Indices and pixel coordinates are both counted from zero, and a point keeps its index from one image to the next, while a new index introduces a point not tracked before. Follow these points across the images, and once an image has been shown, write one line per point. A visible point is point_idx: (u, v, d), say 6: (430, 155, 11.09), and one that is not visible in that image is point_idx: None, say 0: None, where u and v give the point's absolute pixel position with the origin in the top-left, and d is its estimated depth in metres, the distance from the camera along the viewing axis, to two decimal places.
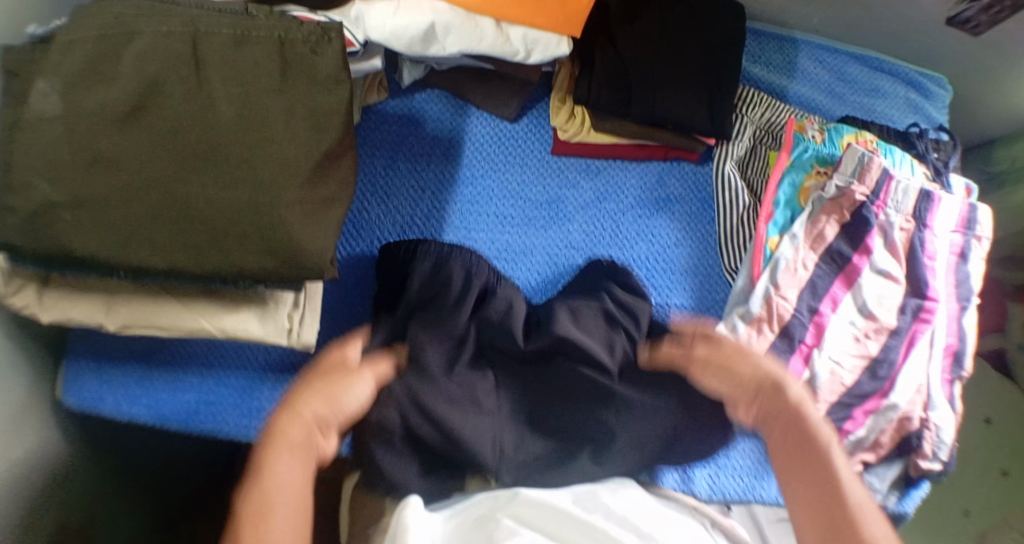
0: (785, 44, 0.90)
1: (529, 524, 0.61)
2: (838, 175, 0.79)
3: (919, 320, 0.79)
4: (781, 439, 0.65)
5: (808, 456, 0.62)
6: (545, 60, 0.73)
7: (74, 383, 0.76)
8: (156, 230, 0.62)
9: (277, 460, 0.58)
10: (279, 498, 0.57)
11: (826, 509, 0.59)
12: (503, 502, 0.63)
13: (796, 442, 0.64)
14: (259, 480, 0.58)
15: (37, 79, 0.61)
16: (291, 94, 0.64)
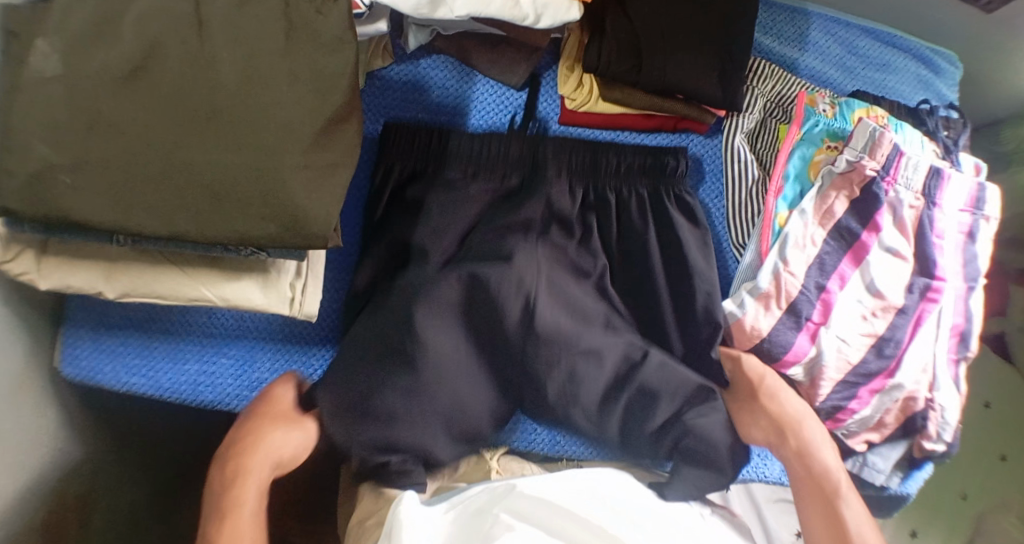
0: (797, 16, 0.87)
1: (527, 517, 0.65)
2: (849, 150, 0.77)
3: (926, 300, 0.78)
4: (801, 474, 0.70)
5: (826, 493, 0.68)
6: (555, 25, 0.70)
7: (71, 351, 0.75)
8: (157, 195, 0.60)
9: (244, 493, 0.63)
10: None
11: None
12: (501, 493, 0.66)
13: (809, 478, 0.69)
14: (222, 520, 0.61)
15: (36, 38, 0.59)
16: (295, 56, 0.62)
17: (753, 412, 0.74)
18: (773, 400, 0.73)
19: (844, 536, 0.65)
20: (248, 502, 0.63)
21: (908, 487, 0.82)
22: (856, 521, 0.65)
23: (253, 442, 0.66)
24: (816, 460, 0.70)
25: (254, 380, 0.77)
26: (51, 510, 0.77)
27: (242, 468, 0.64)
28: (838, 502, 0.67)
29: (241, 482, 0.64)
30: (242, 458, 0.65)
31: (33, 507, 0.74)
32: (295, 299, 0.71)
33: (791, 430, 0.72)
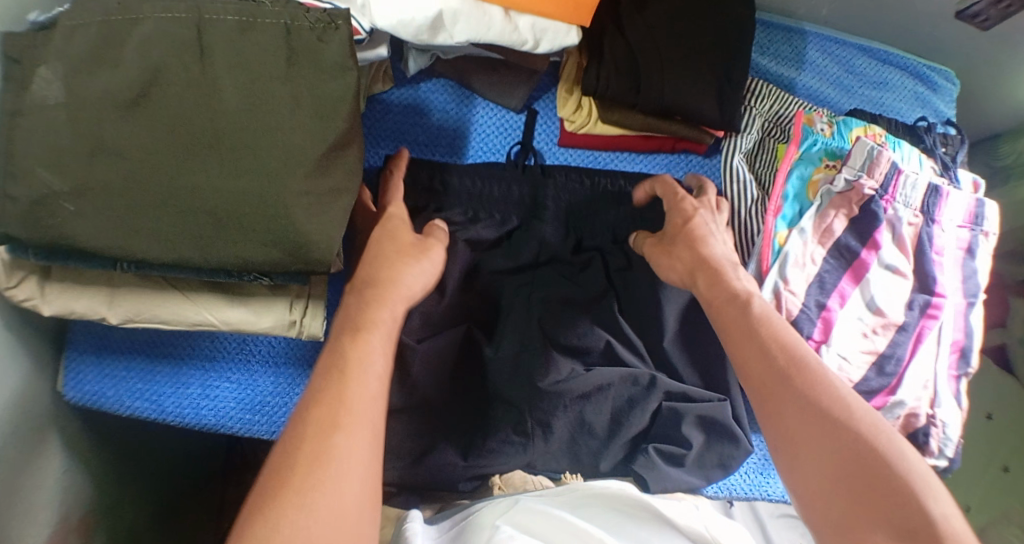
0: (793, 34, 0.87)
1: (527, 528, 0.64)
2: (847, 169, 0.77)
3: (926, 317, 0.78)
4: (719, 311, 0.66)
5: (749, 323, 0.63)
6: (553, 50, 0.71)
7: (74, 375, 0.75)
8: (160, 221, 0.61)
9: (378, 315, 0.59)
10: (356, 387, 0.53)
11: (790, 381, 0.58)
12: (502, 509, 0.67)
13: (727, 310, 0.65)
14: (337, 376, 0.53)
15: (39, 65, 0.60)
16: (296, 82, 0.63)
17: (676, 248, 0.73)
18: (688, 243, 0.72)
19: (770, 351, 0.60)
20: (378, 330, 0.58)
21: None
22: (785, 336, 0.61)
23: (381, 292, 0.62)
24: (727, 289, 0.67)
25: (257, 404, 0.77)
26: (55, 532, 0.77)
27: (371, 316, 0.59)
28: (763, 324, 0.62)
29: (376, 305, 0.60)
30: (373, 304, 0.60)
31: (37, 528, 0.74)
32: (296, 321, 0.70)
33: (708, 267, 0.70)
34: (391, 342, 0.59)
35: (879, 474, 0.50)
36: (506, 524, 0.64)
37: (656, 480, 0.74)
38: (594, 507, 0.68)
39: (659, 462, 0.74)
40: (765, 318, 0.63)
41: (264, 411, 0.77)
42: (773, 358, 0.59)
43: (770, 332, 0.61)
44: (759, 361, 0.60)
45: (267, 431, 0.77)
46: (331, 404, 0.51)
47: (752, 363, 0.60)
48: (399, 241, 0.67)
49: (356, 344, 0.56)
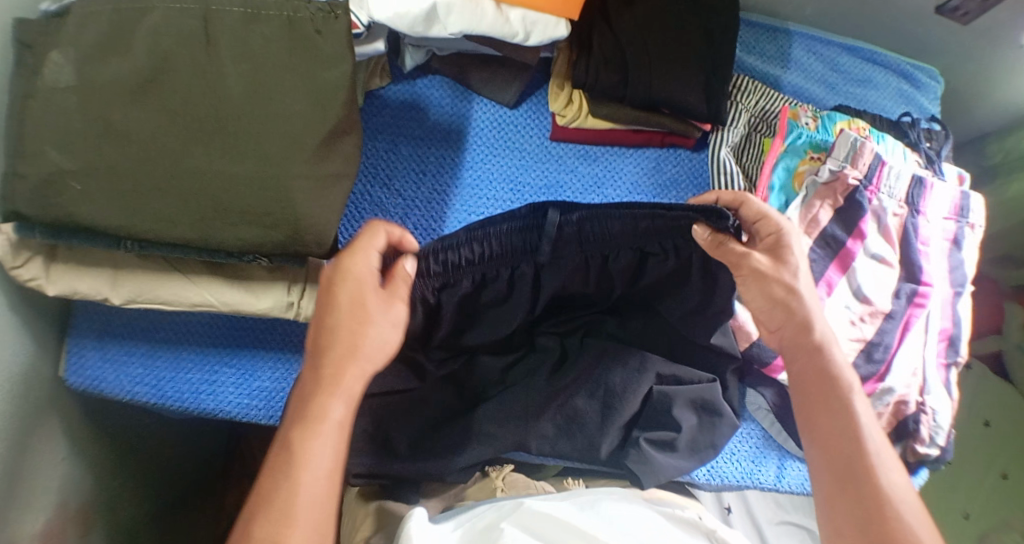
0: (778, 34, 0.90)
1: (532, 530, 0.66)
2: (832, 160, 0.80)
3: (913, 305, 0.80)
4: (819, 438, 0.64)
5: (858, 472, 0.61)
6: (544, 43, 0.74)
7: (76, 360, 0.77)
8: (162, 201, 0.63)
9: (329, 407, 0.58)
10: (305, 493, 0.55)
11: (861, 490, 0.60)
12: (508, 510, 0.68)
13: (838, 444, 0.63)
14: (270, 516, 0.54)
15: (51, 50, 0.63)
16: (295, 68, 0.65)
17: (796, 359, 0.67)
18: (820, 356, 0.66)
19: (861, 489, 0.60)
20: (332, 417, 0.58)
21: None
22: (889, 483, 0.61)
23: (322, 373, 0.60)
24: (845, 428, 0.63)
25: (255, 389, 0.78)
26: (52, 518, 0.78)
27: (320, 412, 0.58)
28: (876, 473, 0.61)
29: (329, 392, 0.59)
30: (319, 406, 0.58)
31: (33, 516, 0.75)
32: (294, 304, 0.72)
33: (824, 383, 0.65)
34: (348, 414, 0.59)
35: None
36: (511, 526, 0.66)
37: (649, 472, 0.74)
38: (599, 506, 0.70)
39: (651, 452, 0.75)
40: (880, 473, 0.61)
41: (263, 397, 0.78)
42: (868, 514, 0.59)
43: (880, 485, 0.61)
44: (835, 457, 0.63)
45: (265, 416, 0.78)
46: (282, 516, 0.54)
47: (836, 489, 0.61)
48: (360, 298, 0.61)
49: (308, 443, 0.56)
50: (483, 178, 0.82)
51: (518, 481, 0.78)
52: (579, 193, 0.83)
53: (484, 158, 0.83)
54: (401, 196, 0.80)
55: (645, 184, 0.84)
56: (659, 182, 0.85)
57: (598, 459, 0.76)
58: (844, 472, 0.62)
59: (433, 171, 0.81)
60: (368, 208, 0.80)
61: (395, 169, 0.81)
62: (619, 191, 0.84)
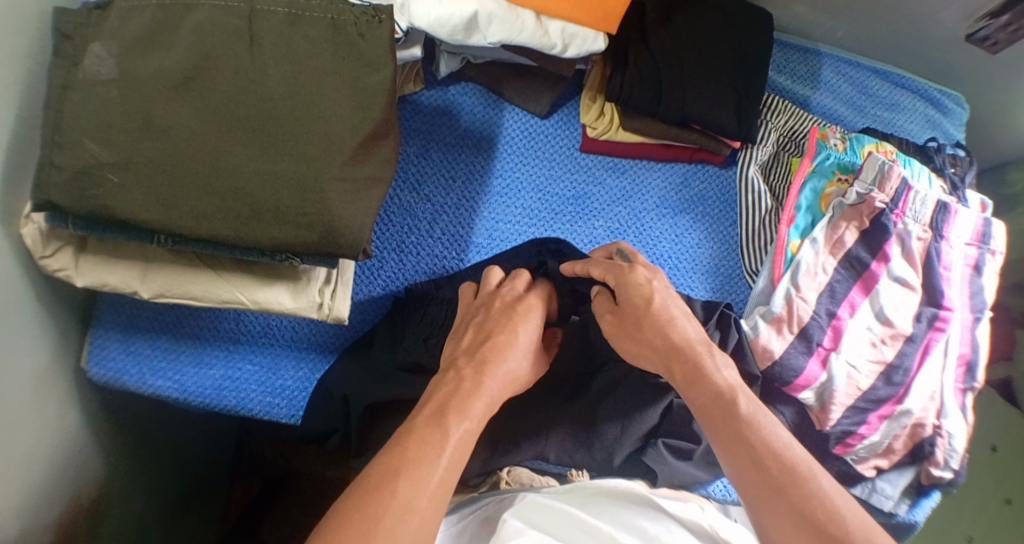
0: (808, 55, 0.91)
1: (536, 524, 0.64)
2: (859, 183, 0.80)
3: (934, 329, 0.80)
4: (732, 457, 0.59)
5: (782, 486, 0.56)
6: (580, 55, 0.75)
7: (99, 352, 0.77)
8: (199, 198, 0.63)
9: (470, 407, 0.58)
10: (423, 473, 0.53)
11: (796, 504, 0.55)
12: (512, 503, 0.67)
13: (748, 465, 0.58)
14: (404, 482, 0.52)
15: (93, 42, 0.63)
16: (337, 72, 0.66)
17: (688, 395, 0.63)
18: (702, 383, 0.63)
19: (800, 507, 0.55)
20: (472, 413, 0.57)
21: (917, 515, 0.81)
22: (821, 488, 0.56)
23: (465, 375, 0.60)
24: (749, 442, 0.58)
25: (277, 388, 0.79)
26: (67, 508, 0.78)
27: (459, 410, 0.57)
28: (803, 484, 0.56)
29: (470, 395, 0.58)
30: (459, 404, 0.58)
31: (49, 505, 0.74)
32: (324, 304, 0.72)
33: (720, 406, 0.61)
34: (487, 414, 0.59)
35: None
36: (515, 518, 0.63)
37: (665, 474, 0.76)
38: (601, 503, 0.68)
39: (669, 457, 0.77)
40: (808, 479, 0.56)
41: (284, 396, 0.79)
42: (807, 526, 0.54)
43: (810, 492, 0.55)
44: (752, 470, 0.57)
45: (285, 415, 0.79)
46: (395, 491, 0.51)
47: (770, 514, 0.55)
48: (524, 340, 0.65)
49: (439, 436, 0.55)
50: (512, 187, 0.83)
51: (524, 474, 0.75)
52: (606, 205, 0.84)
53: (514, 166, 0.83)
54: (430, 202, 0.81)
55: (673, 199, 0.85)
56: (686, 197, 0.85)
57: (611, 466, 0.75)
58: (769, 484, 0.56)
59: (463, 178, 0.82)
60: (397, 214, 0.80)
61: (425, 175, 0.81)
62: (646, 205, 0.84)
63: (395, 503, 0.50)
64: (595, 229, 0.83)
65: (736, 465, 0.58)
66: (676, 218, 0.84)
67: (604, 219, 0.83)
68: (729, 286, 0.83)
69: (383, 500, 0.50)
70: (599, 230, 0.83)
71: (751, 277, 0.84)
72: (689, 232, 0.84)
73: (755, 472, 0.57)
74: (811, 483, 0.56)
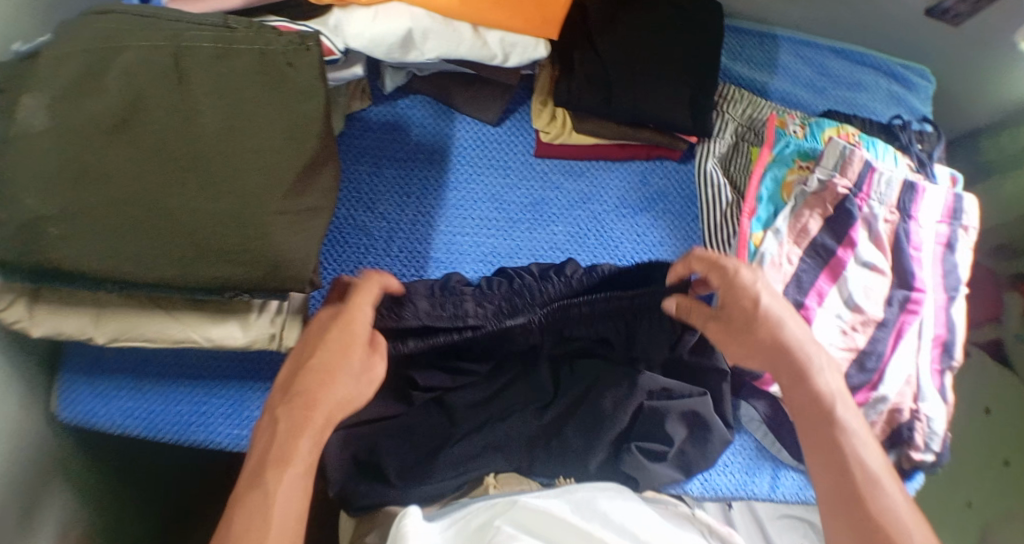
0: (765, 40, 0.89)
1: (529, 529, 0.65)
2: (820, 169, 0.79)
3: (906, 312, 0.79)
4: (815, 456, 0.64)
5: (850, 490, 0.61)
6: (524, 63, 0.73)
7: (68, 395, 0.77)
8: (140, 243, 0.62)
9: (298, 444, 0.58)
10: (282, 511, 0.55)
11: (861, 504, 0.60)
12: (502, 508, 0.67)
13: (825, 465, 0.63)
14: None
15: (24, 94, 0.61)
16: (272, 104, 0.65)
17: (788, 394, 0.67)
18: (803, 386, 0.66)
19: (863, 506, 0.60)
20: (301, 455, 0.58)
21: None
22: (892, 503, 0.60)
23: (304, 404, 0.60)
24: (837, 449, 0.63)
25: (245, 419, 0.78)
26: None
27: (281, 457, 0.57)
28: (868, 494, 0.60)
29: (295, 432, 0.58)
30: (279, 453, 0.58)
31: None
32: (277, 335, 0.72)
33: (817, 408, 0.65)
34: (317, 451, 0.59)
35: None
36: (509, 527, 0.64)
37: (645, 478, 0.76)
38: (593, 504, 0.68)
39: (645, 460, 0.76)
40: (882, 493, 0.60)
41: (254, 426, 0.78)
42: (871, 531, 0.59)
43: (883, 504, 0.60)
44: (830, 472, 0.62)
45: None
46: None
47: (829, 503, 0.62)
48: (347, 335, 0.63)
49: (281, 482, 0.56)
50: (468, 199, 0.81)
51: (512, 478, 0.76)
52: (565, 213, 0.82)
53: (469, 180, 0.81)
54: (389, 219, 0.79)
55: (632, 198, 0.84)
56: (646, 195, 0.84)
57: (590, 473, 0.76)
58: (840, 482, 0.62)
59: (417, 193, 0.81)
60: (352, 235, 0.78)
61: (379, 193, 0.80)
62: (606, 205, 0.83)
63: None
64: (554, 235, 0.81)
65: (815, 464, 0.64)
66: (637, 218, 0.83)
67: (562, 225, 0.82)
68: None
69: None
70: (559, 235, 0.81)
71: None
72: (651, 231, 0.82)
73: (834, 475, 0.62)
74: (884, 495, 0.60)
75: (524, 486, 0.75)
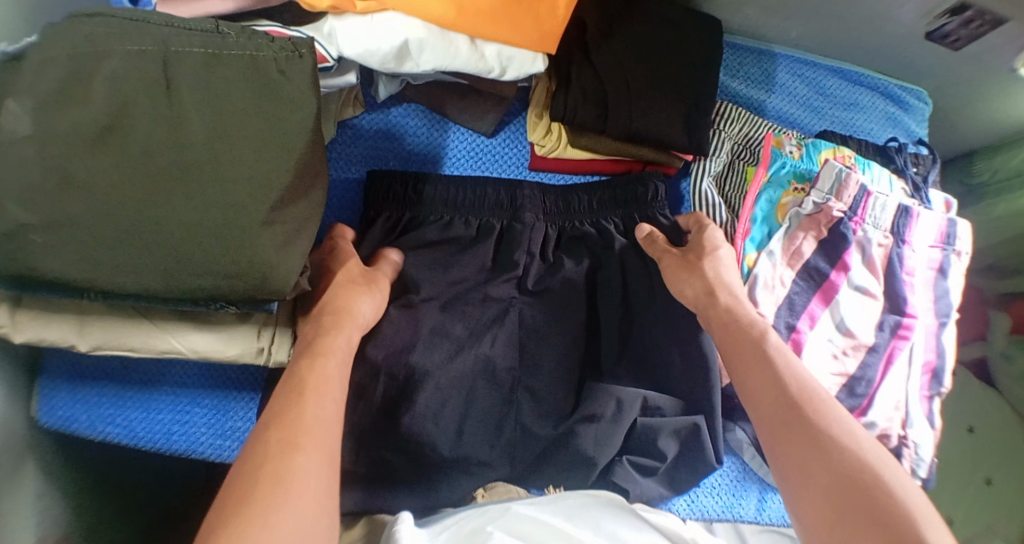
0: (763, 57, 0.89)
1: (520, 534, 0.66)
2: (816, 192, 0.78)
3: (897, 337, 0.78)
4: (747, 380, 0.65)
5: (789, 406, 0.61)
6: (520, 77, 0.72)
7: (47, 401, 0.76)
8: (125, 253, 0.60)
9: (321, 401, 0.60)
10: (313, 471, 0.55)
11: (794, 418, 0.60)
12: (494, 515, 0.68)
13: (808, 453, 0.58)
14: (270, 474, 0.53)
15: (7, 97, 0.59)
16: (262, 113, 0.63)
17: (716, 325, 0.70)
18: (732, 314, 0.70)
19: (797, 425, 0.59)
20: (331, 384, 0.62)
21: None
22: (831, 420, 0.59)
23: (327, 373, 0.62)
24: (767, 367, 0.64)
25: (229, 429, 0.77)
26: None
27: (315, 388, 0.61)
28: (808, 410, 0.60)
29: (320, 365, 0.63)
30: (314, 383, 0.61)
31: None
32: (265, 349, 0.70)
33: (745, 334, 0.68)
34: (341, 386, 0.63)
35: (882, 515, 0.52)
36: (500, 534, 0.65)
37: (635, 493, 0.76)
38: (586, 511, 0.69)
39: (636, 475, 0.77)
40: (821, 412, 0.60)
41: (237, 437, 0.77)
42: (813, 449, 0.58)
43: (821, 421, 0.59)
44: (765, 392, 0.63)
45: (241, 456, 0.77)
46: (278, 474, 0.53)
47: (767, 425, 0.61)
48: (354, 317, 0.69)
49: (311, 402, 0.59)
50: None
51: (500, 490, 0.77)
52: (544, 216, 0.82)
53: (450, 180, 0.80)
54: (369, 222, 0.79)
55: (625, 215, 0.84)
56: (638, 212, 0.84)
57: (586, 483, 0.77)
58: (779, 399, 0.61)
59: None
60: None
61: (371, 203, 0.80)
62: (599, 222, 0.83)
63: (276, 492, 0.52)
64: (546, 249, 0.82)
65: (751, 385, 0.64)
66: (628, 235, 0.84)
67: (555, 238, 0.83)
68: None
69: (257, 486, 0.52)
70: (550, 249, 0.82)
71: None
72: None
73: (767, 394, 0.62)
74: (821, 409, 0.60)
75: (513, 494, 0.75)
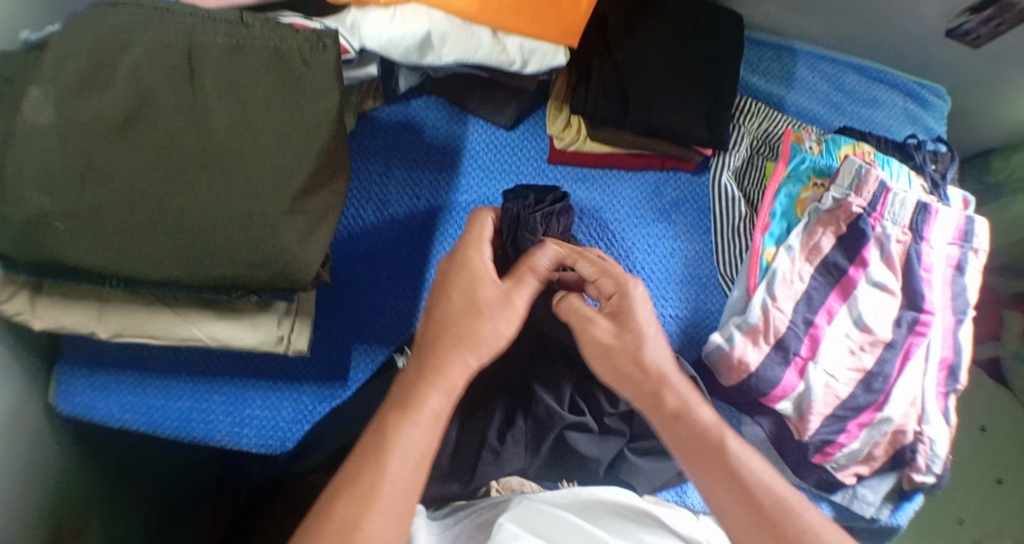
0: (783, 53, 0.89)
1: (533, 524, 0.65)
2: (835, 188, 0.79)
3: (914, 334, 0.78)
4: (711, 480, 0.59)
5: (720, 461, 0.59)
6: (542, 69, 0.72)
7: (66, 389, 0.76)
8: (147, 241, 0.61)
9: (429, 397, 0.58)
10: (392, 481, 0.54)
11: (747, 494, 0.57)
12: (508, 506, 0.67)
13: (718, 476, 0.58)
14: (345, 500, 0.53)
15: (32, 86, 0.60)
16: (286, 104, 0.63)
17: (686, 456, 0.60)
18: (683, 422, 0.61)
19: (748, 492, 0.57)
20: (429, 405, 0.58)
21: (898, 518, 0.81)
22: (751, 471, 0.58)
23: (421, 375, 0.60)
24: (714, 469, 0.59)
25: (245, 417, 0.77)
26: None
27: (407, 402, 0.58)
28: (732, 459, 0.59)
29: (431, 382, 0.59)
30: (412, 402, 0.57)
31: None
32: (285, 337, 0.71)
33: (699, 443, 0.60)
34: (445, 403, 0.58)
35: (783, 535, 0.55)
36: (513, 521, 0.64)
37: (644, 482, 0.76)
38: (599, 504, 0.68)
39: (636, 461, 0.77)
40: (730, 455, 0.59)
41: (254, 426, 0.77)
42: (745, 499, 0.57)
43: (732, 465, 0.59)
44: (723, 478, 0.58)
45: (255, 445, 0.77)
46: (363, 496, 0.53)
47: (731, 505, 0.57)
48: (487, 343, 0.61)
49: (402, 428, 0.56)
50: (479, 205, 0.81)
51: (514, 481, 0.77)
52: None
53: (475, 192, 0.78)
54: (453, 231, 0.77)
55: (645, 208, 0.83)
56: (659, 206, 0.83)
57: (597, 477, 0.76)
58: (721, 489, 0.58)
59: (426, 196, 0.81)
60: (362, 235, 0.79)
61: (388, 192, 0.80)
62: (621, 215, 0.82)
63: (336, 523, 0.52)
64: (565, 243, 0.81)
65: (717, 479, 0.58)
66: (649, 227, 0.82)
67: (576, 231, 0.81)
68: (704, 298, 0.81)
69: (343, 488, 0.54)
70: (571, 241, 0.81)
71: (727, 285, 0.83)
72: (663, 241, 0.82)
73: (694, 447, 0.60)
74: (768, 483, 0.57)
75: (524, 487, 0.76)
